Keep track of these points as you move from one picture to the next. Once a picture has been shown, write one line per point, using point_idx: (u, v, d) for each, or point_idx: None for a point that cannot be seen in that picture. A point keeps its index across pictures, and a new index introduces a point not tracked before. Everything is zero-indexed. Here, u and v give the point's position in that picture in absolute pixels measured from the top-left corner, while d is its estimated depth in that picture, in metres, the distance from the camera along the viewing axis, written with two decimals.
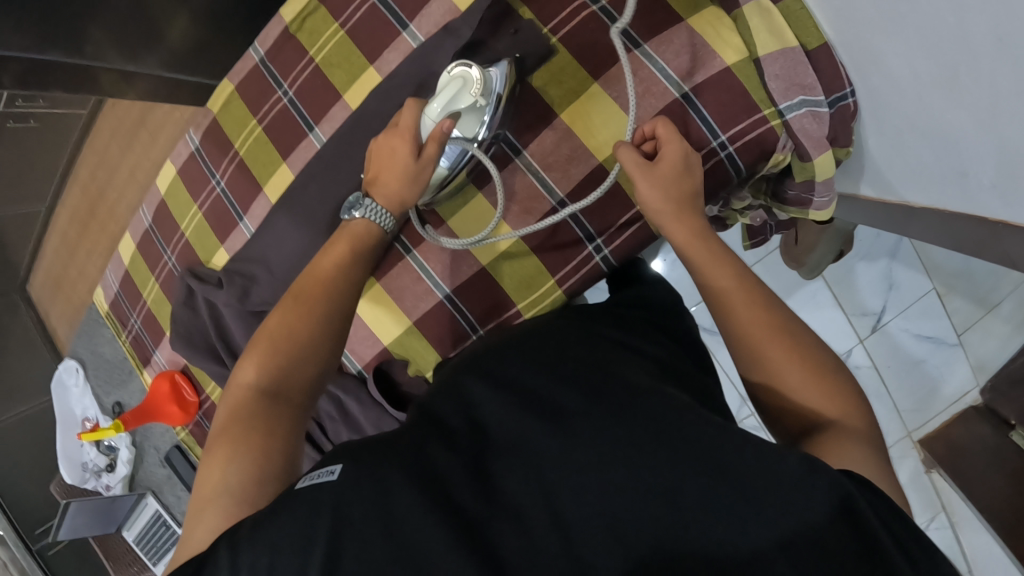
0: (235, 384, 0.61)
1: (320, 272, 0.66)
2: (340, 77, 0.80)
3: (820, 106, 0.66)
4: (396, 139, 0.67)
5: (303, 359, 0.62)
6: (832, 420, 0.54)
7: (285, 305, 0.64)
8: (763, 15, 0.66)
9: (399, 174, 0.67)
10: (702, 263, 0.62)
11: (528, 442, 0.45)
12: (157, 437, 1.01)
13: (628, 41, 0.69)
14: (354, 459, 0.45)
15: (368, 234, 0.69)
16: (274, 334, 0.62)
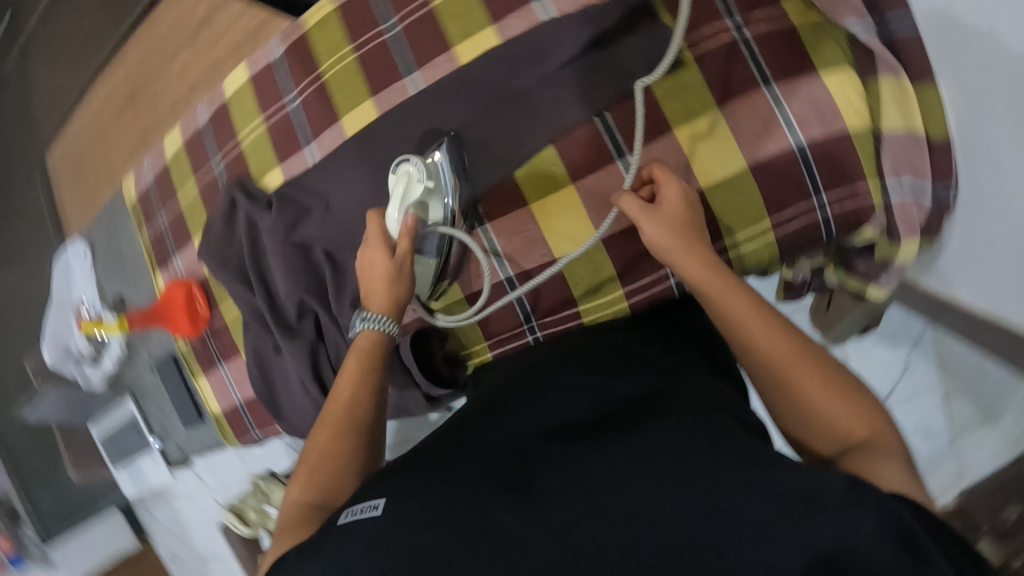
0: (283, 507, 0.56)
1: (339, 393, 0.61)
2: (456, 28, 0.75)
3: (925, 195, 0.66)
4: (370, 251, 0.68)
5: (346, 468, 0.56)
6: (860, 441, 0.51)
7: (320, 425, 0.60)
8: (897, 93, 0.65)
9: (384, 278, 0.67)
10: (719, 296, 0.59)
11: (574, 472, 0.47)
12: (152, 342, 0.96)
13: (760, 77, 0.68)
14: (395, 493, 0.46)
15: (378, 345, 0.65)
16: (312, 455, 0.57)
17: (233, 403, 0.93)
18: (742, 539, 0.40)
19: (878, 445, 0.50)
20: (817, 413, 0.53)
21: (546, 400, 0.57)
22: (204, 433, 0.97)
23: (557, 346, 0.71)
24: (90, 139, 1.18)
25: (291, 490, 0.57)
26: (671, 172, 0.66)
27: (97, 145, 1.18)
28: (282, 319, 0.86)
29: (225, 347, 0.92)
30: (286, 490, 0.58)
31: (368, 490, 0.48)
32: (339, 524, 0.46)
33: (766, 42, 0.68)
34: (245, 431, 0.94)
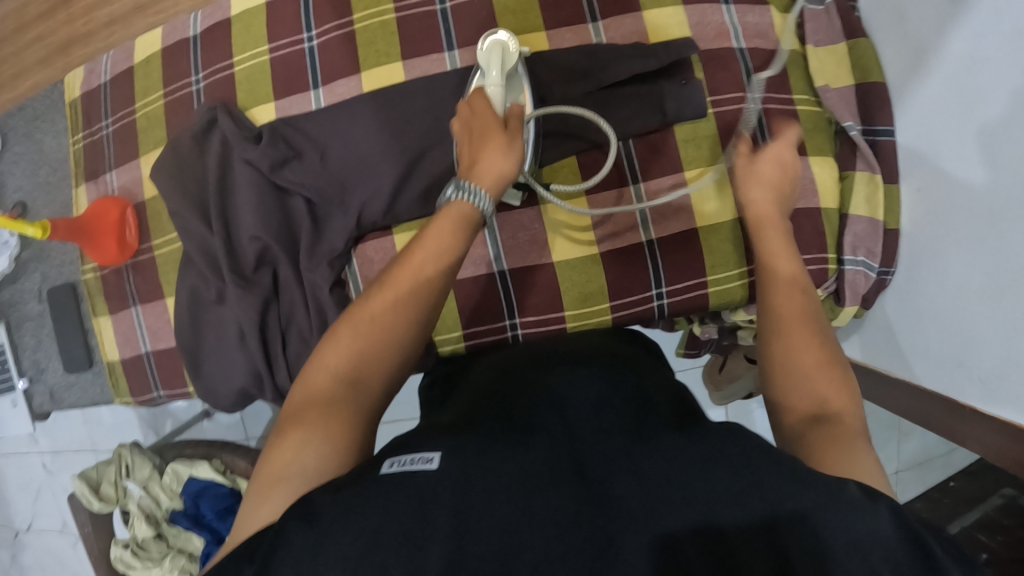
0: (314, 365, 0.51)
1: (415, 261, 0.54)
2: (508, 23, 0.79)
3: (872, 271, 0.78)
4: (484, 119, 0.61)
5: (390, 353, 0.51)
6: (837, 412, 0.48)
7: (377, 285, 0.54)
8: (869, 186, 0.76)
9: (501, 145, 0.59)
10: (771, 252, 0.59)
11: (629, 465, 0.41)
12: (54, 266, 0.85)
13: (763, 145, 0.77)
14: (454, 450, 0.43)
15: (468, 217, 0.56)
16: (361, 319, 0.52)
17: (138, 352, 0.81)
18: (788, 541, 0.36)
19: (849, 422, 0.47)
20: (796, 369, 0.50)
21: (576, 381, 0.52)
22: (89, 382, 0.84)
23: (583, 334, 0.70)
24: (25, 22, 1.05)
25: (324, 352, 0.51)
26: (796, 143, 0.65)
27: (27, 38, 1.05)
28: (237, 264, 0.76)
29: (146, 286, 0.80)
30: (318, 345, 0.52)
31: (414, 445, 0.44)
32: (383, 473, 0.41)
33: (776, 117, 0.78)
34: (145, 387, 0.81)
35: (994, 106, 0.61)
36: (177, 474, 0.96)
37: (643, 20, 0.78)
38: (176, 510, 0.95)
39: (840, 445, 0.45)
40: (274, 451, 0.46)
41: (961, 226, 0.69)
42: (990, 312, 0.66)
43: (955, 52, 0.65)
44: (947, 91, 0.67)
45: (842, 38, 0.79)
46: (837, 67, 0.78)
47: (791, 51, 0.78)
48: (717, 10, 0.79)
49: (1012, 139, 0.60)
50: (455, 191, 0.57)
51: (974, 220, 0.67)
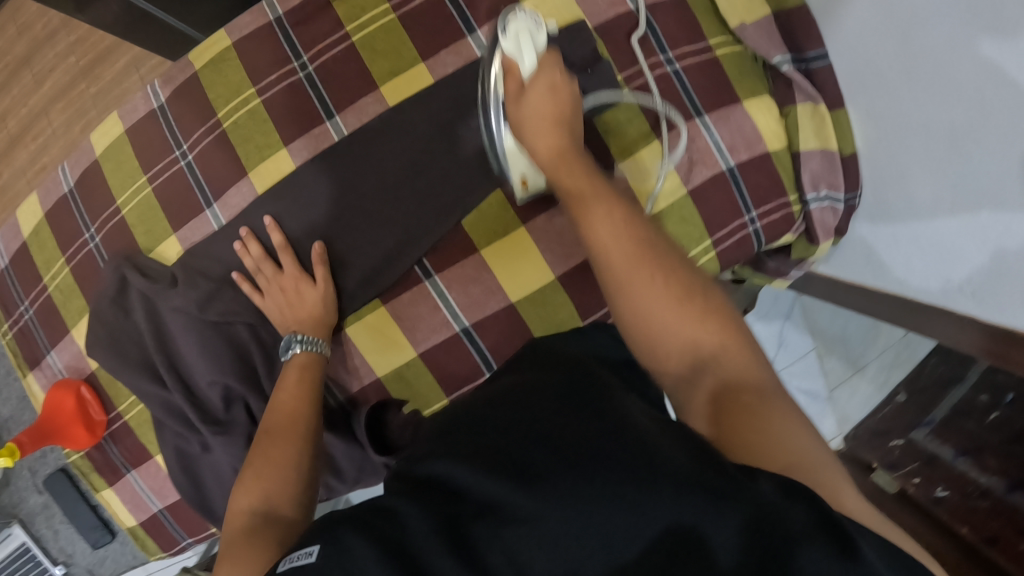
0: (230, 514, 0.56)
1: (281, 409, 0.64)
2: (380, 66, 0.71)
3: (839, 201, 0.74)
4: (293, 282, 0.70)
5: (291, 475, 0.58)
6: (711, 353, 0.48)
7: (262, 436, 0.62)
8: (814, 118, 0.71)
9: (313, 303, 0.70)
10: (578, 204, 0.55)
11: (527, 524, 0.36)
12: (40, 457, 0.84)
13: (691, 107, 0.71)
14: (333, 535, 0.39)
15: (313, 359, 0.68)
16: (258, 464, 0.59)
17: (152, 512, 0.81)
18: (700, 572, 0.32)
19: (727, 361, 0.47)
20: (658, 331, 0.49)
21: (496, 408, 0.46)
22: (119, 549, 0.85)
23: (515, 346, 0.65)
24: None
25: (238, 494, 0.57)
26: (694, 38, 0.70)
27: None
28: (205, 410, 0.75)
29: (131, 453, 0.79)
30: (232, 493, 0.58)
31: (307, 535, 0.41)
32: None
33: (696, 73, 0.72)
34: (173, 540, 0.82)
35: (940, 25, 0.56)
36: None
37: None
38: None
39: (730, 395, 0.45)
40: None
41: (918, 153, 0.63)
42: (964, 228, 0.61)
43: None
44: (885, 19, 0.61)
45: None
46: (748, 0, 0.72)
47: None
48: None
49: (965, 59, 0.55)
50: (294, 350, 0.68)
51: (932, 143, 0.61)
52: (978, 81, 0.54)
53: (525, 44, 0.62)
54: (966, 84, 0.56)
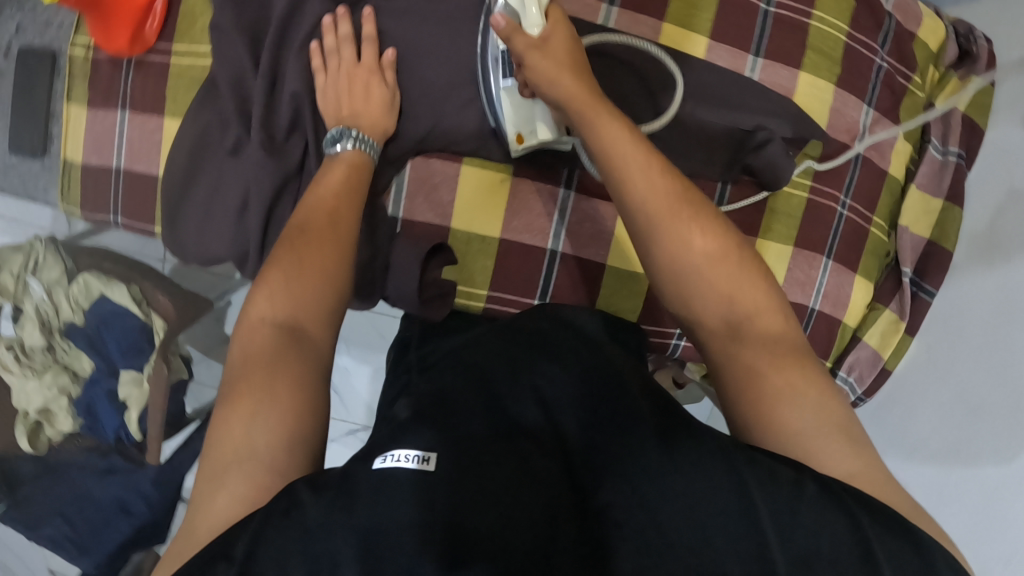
0: (247, 320, 0.49)
1: (322, 199, 0.56)
2: (678, 6, 0.70)
3: (854, 394, 0.81)
4: (365, 77, 0.62)
5: (323, 291, 0.52)
6: (745, 314, 0.50)
7: (291, 234, 0.55)
8: (890, 326, 0.79)
9: (381, 106, 0.63)
10: (625, 175, 0.52)
11: (622, 469, 0.42)
12: (35, 20, 0.67)
13: (828, 247, 0.77)
14: (442, 444, 0.42)
15: (360, 165, 0.61)
16: (286, 267, 0.52)
17: (108, 165, 0.68)
18: (775, 526, 0.38)
19: (772, 331, 0.50)
20: (701, 293, 0.50)
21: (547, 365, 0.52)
22: (30, 170, 0.69)
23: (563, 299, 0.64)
24: None
25: (257, 298, 0.51)
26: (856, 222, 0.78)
27: None
28: (269, 123, 0.64)
29: (147, 96, 0.66)
30: (249, 295, 0.51)
31: (400, 438, 0.43)
32: (375, 470, 0.40)
33: (852, 228, 0.78)
34: (102, 205, 0.69)
35: None
36: (87, 288, 0.85)
37: (796, 81, 0.73)
38: (74, 326, 0.85)
39: (770, 359, 0.48)
40: (222, 430, 0.44)
41: (978, 385, 0.75)
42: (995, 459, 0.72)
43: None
44: (1005, 285, 0.74)
45: (943, 195, 0.79)
46: (922, 214, 0.79)
47: (893, 177, 0.78)
48: (857, 105, 0.76)
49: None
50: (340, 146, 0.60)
51: (994, 383, 0.73)
52: None
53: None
54: None
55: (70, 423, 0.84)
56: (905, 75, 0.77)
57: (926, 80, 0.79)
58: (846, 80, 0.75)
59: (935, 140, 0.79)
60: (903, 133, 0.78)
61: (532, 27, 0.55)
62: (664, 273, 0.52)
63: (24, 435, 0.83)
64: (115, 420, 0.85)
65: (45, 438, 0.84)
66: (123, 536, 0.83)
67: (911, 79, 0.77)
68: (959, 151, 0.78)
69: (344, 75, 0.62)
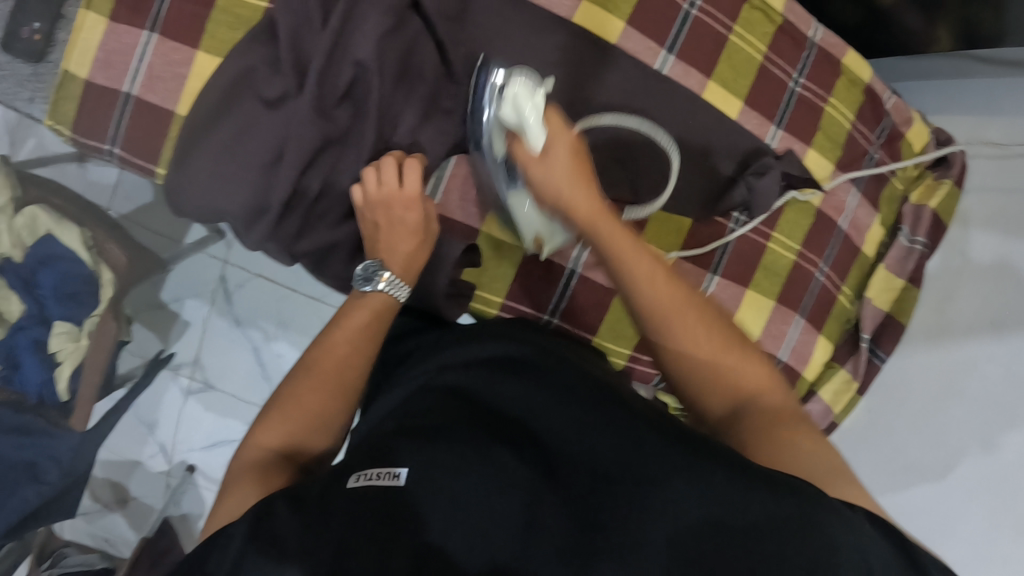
0: (244, 447, 0.50)
1: (333, 356, 0.53)
2: (725, 68, 0.74)
3: None
4: (397, 203, 0.60)
5: (319, 434, 0.51)
6: (694, 303, 0.51)
7: (298, 375, 0.53)
8: (843, 385, 0.87)
9: (414, 243, 0.60)
10: (564, 172, 0.53)
11: (584, 481, 0.42)
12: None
13: (803, 306, 0.84)
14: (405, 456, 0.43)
15: (385, 310, 0.57)
16: (288, 403, 0.51)
17: (118, 88, 0.61)
18: (730, 518, 0.39)
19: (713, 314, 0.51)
20: (666, 292, 0.50)
21: (511, 373, 0.52)
22: (20, 73, 0.60)
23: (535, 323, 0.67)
24: None
25: (259, 428, 0.50)
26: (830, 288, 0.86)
27: None
28: (321, 85, 0.60)
29: (186, 24, 0.60)
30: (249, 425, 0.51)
31: (372, 457, 0.44)
32: (350, 490, 0.41)
33: (824, 294, 0.85)
34: (99, 132, 0.62)
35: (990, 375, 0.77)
36: (33, 222, 0.74)
37: (805, 155, 0.79)
38: (9, 262, 0.74)
39: (718, 349, 0.50)
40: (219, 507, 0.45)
41: (933, 444, 0.80)
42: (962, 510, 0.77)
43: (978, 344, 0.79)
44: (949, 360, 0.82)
45: (904, 276, 0.87)
46: (885, 293, 0.87)
47: (864, 255, 0.87)
48: (847, 188, 0.83)
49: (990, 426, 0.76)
50: (371, 286, 0.57)
51: (947, 443, 0.79)
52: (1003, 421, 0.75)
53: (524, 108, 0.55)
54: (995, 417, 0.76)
55: None
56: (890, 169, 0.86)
57: (905, 177, 0.88)
58: (843, 164, 0.83)
59: (905, 229, 0.87)
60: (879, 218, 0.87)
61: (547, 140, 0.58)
62: (619, 274, 0.52)
63: None
64: (41, 373, 0.75)
65: None
66: (29, 505, 0.72)
67: (893, 173, 0.86)
68: (924, 242, 0.86)
69: (391, 202, 0.60)
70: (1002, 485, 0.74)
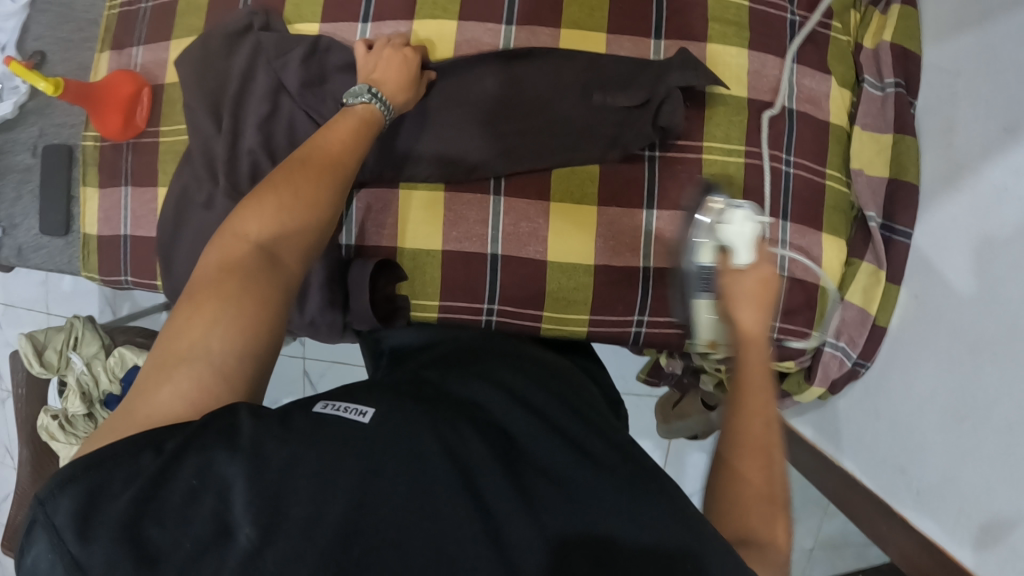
0: (230, 232, 0.51)
1: (331, 145, 0.58)
2: (573, 13, 0.75)
3: (849, 359, 0.77)
4: (401, 58, 0.69)
5: (309, 229, 0.54)
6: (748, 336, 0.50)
7: (292, 167, 0.56)
8: (870, 278, 0.76)
9: (402, 79, 0.68)
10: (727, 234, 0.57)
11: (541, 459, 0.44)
12: (54, 125, 0.83)
13: (783, 209, 0.75)
14: (384, 407, 0.45)
15: (370, 119, 0.63)
16: (277, 190, 0.53)
17: (117, 233, 0.81)
18: (651, 504, 0.41)
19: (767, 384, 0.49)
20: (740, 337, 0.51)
21: (493, 375, 0.55)
22: (59, 246, 0.83)
23: (504, 340, 0.70)
24: None
25: (244, 214, 0.52)
26: (811, 179, 0.75)
27: None
28: (234, 174, 0.75)
29: (141, 169, 0.79)
30: (236, 210, 0.53)
31: (354, 396, 0.46)
32: (316, 413, 0.43)
33: (803, 185, 0.75)
34: (115, 268, 0.82)
35: (1003, 246, 0.62)
36: (122, 359, 0.94)
37: (703, 54, 0.75)
38: (112, 395, 0.94)
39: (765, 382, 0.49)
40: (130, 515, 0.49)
41: (938, 354, 0.70)
42: (945, 434, 0.68)
43: (992, 182, 0.63)
44: (965, 216, 0.67)
45: (891, 128, 0.75)
46: (876, 156, 0.76)
47: (837, 126, 0.76)
48: (777, 64, 0.75)
49: (1012, 277, 0.61)
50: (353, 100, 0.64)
51: (953, 350, 0.68)
52: (1001, 301, 0.62)
53: (733, 237, 0.57)
54: (1006, 309, 0.62)
55: None
56: (825, 21, 0.76)
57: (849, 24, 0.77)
58: (760, 43, 0.75)
59: (870, 77, 0.76)
60: (835, 80, 0.76)
61: (741, 257, 0.55)
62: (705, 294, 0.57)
63: None
64: None
65: None
66: None
67: (831, 26, 0.76)
68: (896, 80, 0.74)
69: (391, 54, 0.70)
70: (1001, 378, 0.62)
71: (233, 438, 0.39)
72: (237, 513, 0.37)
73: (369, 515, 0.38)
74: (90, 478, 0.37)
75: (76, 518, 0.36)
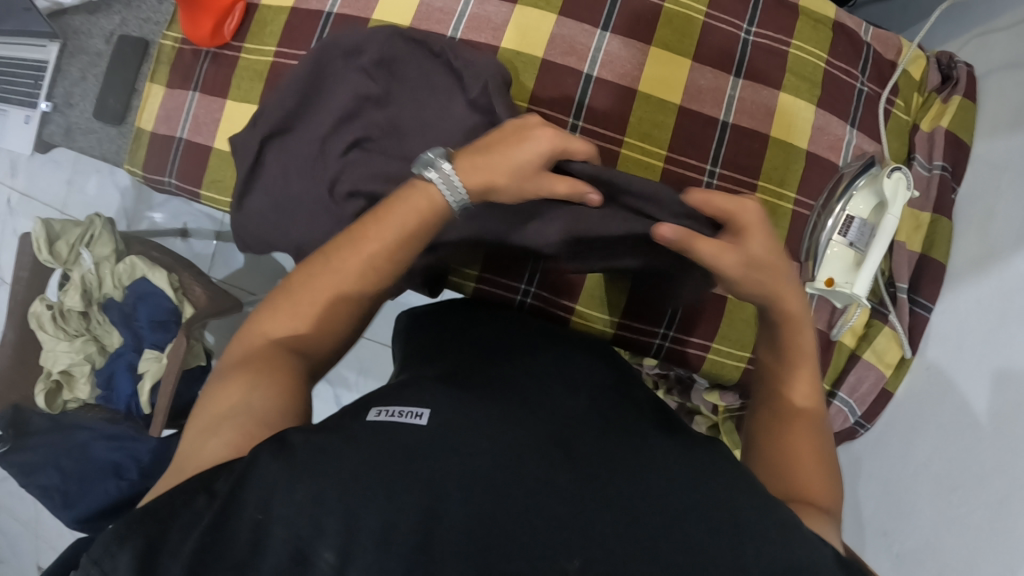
0: (251, 333, 0.52)
1: (373, 238, 0.53)
2: (665, 34, 0.79)
3: (852, 416, 0.81)
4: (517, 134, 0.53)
5: (340, 315, 0.53)
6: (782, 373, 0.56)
7: (317, 264, 0.53)
8: (887, 342, 0.80)
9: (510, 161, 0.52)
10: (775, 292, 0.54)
11: (609, 450, 0.45)
12: (136, 17, 0.84)
13: None
14: (440, 408, 0.46)
15: (435, 207, 0.53)
16: (297, 292, 0.52)
17: (172, 133, 0.81)
18: (722, 496, 0.42)
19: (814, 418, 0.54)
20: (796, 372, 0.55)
21: (544, 368, 0.56)
22: (111, 134, 0.83)
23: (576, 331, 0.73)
24: None
25: (262, 315, 0.52)
26: None
27: None
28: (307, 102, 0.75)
29: (214, 79, 0.80)
30: (256, 309, 0.53)
31: (407, 398, 0.47)
32: (367, 422, 0.44)
33: None
34: (161, 168, 0.81)
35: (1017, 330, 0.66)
36: (132, 268, 0.92)
37: (776, 100, 0.79)
38: (112, 300, 0.94)
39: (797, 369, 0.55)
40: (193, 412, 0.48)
41: (939, 425, 0.73)
42: (930, 499, 0.71)
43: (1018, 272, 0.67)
44: (987, 300, 0.71)
45: (931, 207, 0.80)
46: (912, 231, 0.81)
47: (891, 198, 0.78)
48: (841, 125, 0.80)
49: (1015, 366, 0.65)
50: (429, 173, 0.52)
51: (954, 424, 0.71)
52: (1005, 380, 0.66)
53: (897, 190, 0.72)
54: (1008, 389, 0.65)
55: (87, 392, 0.90)
56: (889, 98, 0.81)
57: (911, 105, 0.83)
58: (829, 104, 0.80)
59: (920, 156, 0.81)
60: (889, 153, 0.81)
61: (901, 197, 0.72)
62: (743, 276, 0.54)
63: (42, 395, 0.88)
64: (130, 388, 0.93)
65: (60, 401, 0.90)
66: (107, 498, 0.84)
67: (895, 103, 0.81)
68: (944, 164, 0.79)
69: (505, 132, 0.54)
70: (991, 451, 0.65)
71: (293, 453, 0.40)
72: (306, 531, 0.37)
73: (447, 511, 0.38)
74: (145, 529, 0.37)
75: (136, 568, 0.35)
